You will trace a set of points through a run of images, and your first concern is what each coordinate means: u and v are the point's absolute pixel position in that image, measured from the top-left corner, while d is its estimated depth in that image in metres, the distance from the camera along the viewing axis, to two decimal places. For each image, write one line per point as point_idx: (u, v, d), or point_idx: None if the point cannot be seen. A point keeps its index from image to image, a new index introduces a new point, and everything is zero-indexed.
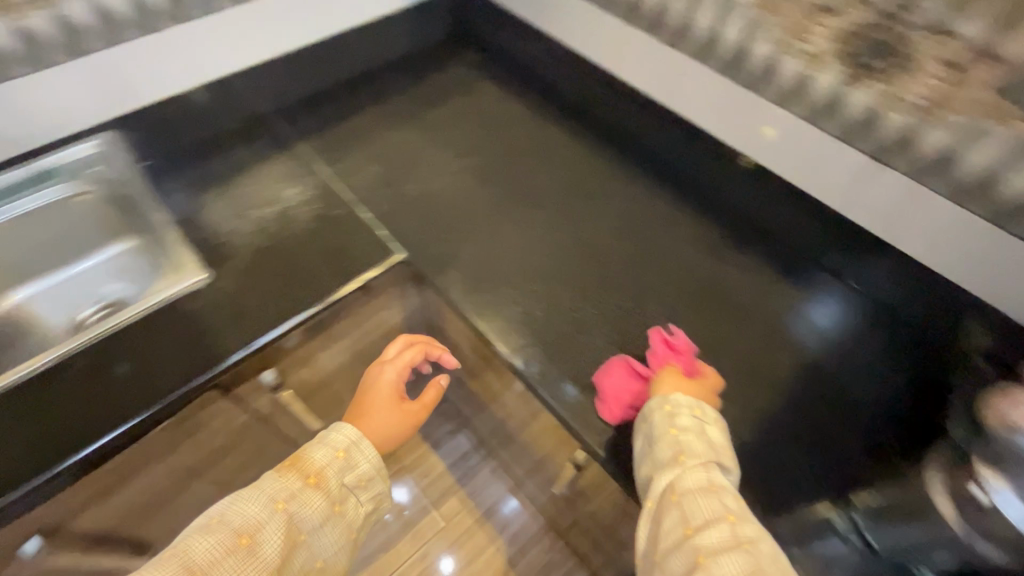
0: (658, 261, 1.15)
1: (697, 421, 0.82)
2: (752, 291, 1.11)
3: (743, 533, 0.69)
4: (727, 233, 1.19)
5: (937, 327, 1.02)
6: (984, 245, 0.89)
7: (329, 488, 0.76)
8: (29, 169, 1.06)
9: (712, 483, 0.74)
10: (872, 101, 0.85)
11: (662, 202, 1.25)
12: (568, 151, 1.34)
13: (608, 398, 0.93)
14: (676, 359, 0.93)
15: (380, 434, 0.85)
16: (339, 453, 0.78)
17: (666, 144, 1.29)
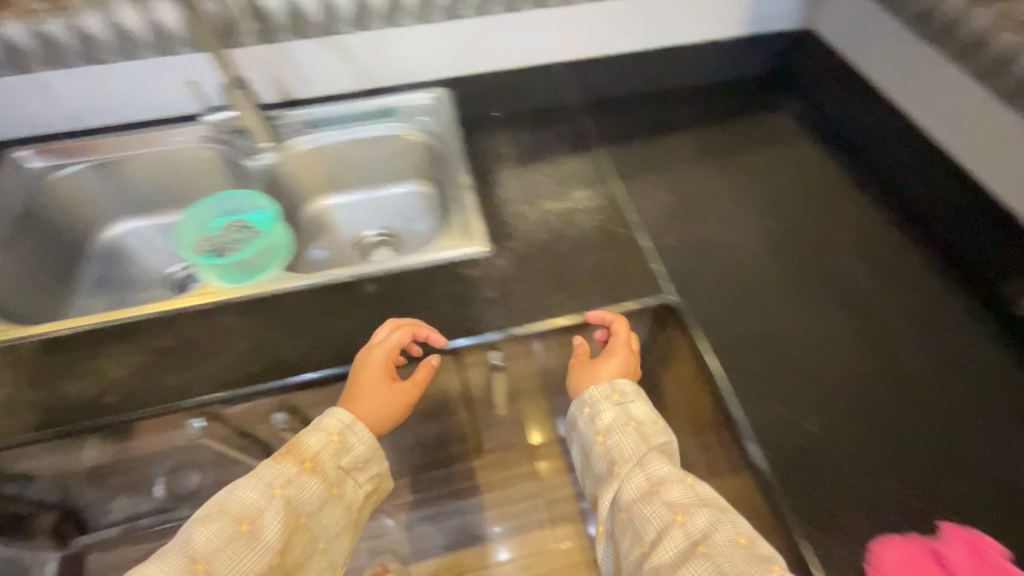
0: (909, 364, 0.91)
1: (624, 412, 0.82)
2: (937, 386, 0.90)
3: (696, 529, 0.69)
4: (942, 323, 0.97)
5: None
6: None
7: (328, 472, 0.75)
8: (361, 112, 1.26)
9: (658, 481, 0.75)
10: None
11: (925, 279, 1.02)
12: (845, 205, 1.14)
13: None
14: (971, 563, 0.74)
15: (379, 411, 0.83)
16: (332, 436, 0.77)
17: (943, 208, 1.11)
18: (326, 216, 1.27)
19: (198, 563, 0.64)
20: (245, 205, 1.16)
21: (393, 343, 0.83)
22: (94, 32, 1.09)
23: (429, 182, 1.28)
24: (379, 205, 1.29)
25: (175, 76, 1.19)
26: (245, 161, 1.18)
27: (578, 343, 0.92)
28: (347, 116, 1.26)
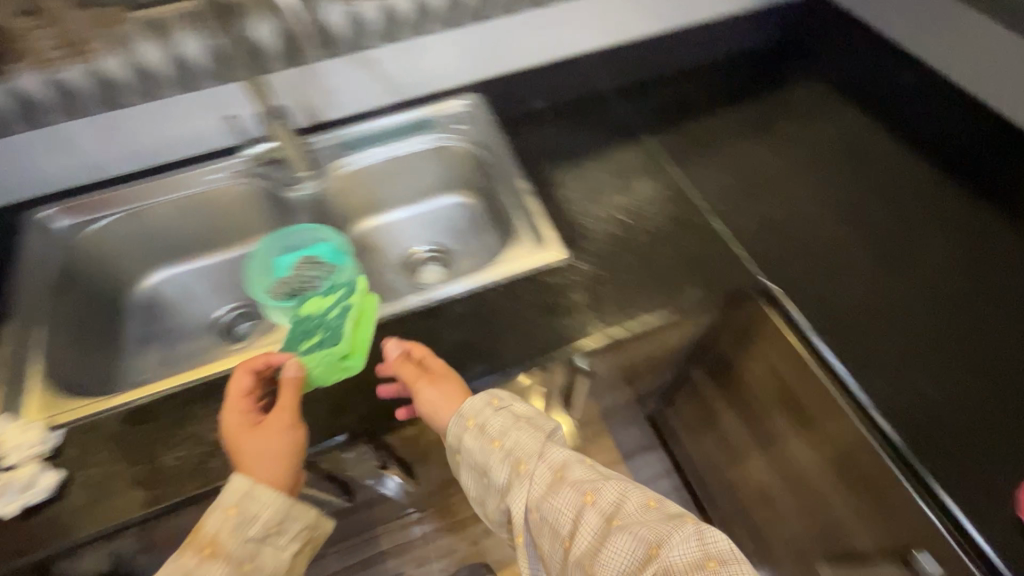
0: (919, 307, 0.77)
1: (486, 415, 0.61)
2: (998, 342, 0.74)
3: (608, 504, 0.54)
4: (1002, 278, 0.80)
5: None
6: None
7: (234, 548, 0.55)
8: (399, 124, 0.98)
9: (560, 467, 0.57)
10: None
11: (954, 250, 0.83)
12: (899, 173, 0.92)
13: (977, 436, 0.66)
14: None
15: (260, 462, 0.58)
16: (232, 509, 0.56)
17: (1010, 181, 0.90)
18: (377, 240, 1.00)
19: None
20: (305, 237, 0.86)
21: (239, 383, 0.62)
22: (117, 75, 0.80)
23: (479, 194, 1.00)
24: (436, 220, 1.02)
25: (203, 110, 0.92)
26: (288, 193, 0.91)
27: (292, 374, 0.63)
28: (384, 133, 0.97)
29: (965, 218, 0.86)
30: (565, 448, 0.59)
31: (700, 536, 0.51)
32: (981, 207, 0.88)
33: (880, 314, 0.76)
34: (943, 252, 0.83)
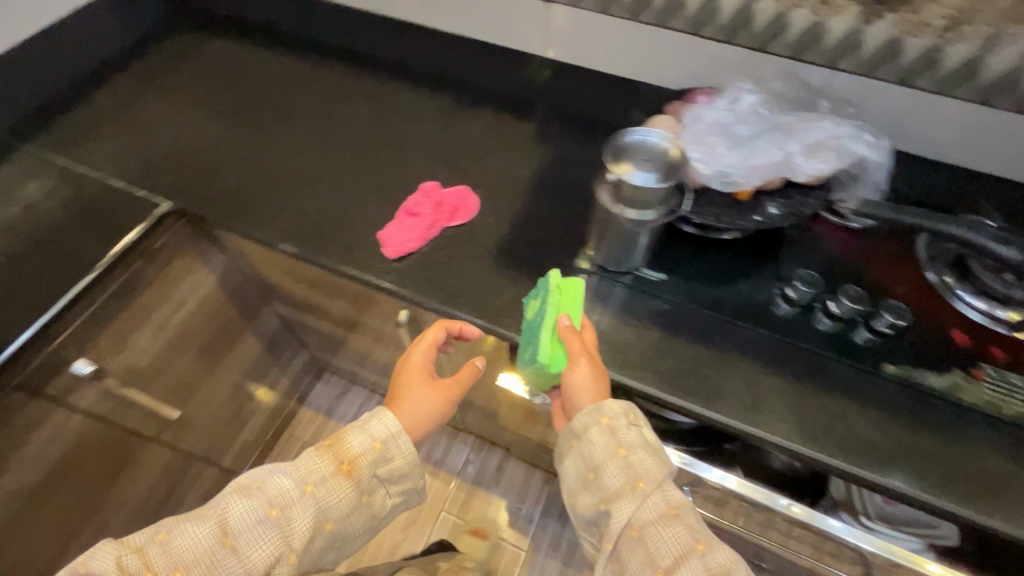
0: (391, 174, 0.74)
1: (633, 435, 0.55)
2: (486, 229, 0.68)
3: (717, 562, 0.49)
4: (503, 120, 0.82)
5: (770, 308, 0.63)
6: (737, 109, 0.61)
7: (363, 477, 0.59)
8: None
9: (702, 538, 0.50)
10: (689, 119, 0.59)
11: (427, 100, 0.85)
12: (348, 87, 0.87)
13: (424, 221, 0.68)
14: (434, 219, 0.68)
15: (416, 418, 0.63)
16: (377, 445, 0.59)
17: (462, 64, 0.90)
18: None
19: (221, 539, 0.53)
20: None
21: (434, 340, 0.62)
22: None
23: None
24: None
25: None
26: None
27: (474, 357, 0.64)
28: None
29: (333, 106, 0.84)
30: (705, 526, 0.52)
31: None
32: (480, 119, 0.83)
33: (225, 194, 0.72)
34: (366, 153, 0.77)
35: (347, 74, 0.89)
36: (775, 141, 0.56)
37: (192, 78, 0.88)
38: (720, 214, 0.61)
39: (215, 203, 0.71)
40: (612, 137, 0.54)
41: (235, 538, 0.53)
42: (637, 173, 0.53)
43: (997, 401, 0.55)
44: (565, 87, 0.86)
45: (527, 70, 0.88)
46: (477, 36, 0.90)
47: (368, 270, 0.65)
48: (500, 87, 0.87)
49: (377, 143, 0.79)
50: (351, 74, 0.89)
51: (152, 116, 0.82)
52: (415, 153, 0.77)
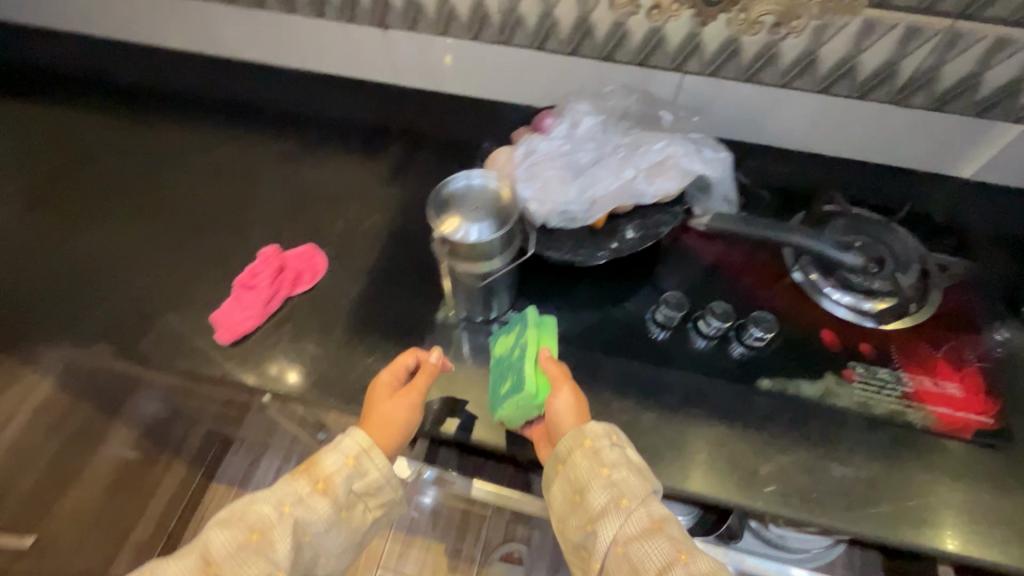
0: (234, 240, 0.67)
1: (624, 450, 0.49)
2: (342, 291, 0.62)
3: (701, 570, 0.42)
4: (361, 159, 0.76)
5: (647, 336, 0.60)
6: (574, 128, 0.57)
7: (342, 493, 0.49)
8: None
9: (684, 545, 0.43)
10: (521, 148, 0.54)
11: (275, 148, 0.77)
12: (182, 142, 0.77)
13: (260, 292, 0.60)
14: (273, 289, 0.61)
15: (388, 431, 0.52)
16: (349, 462, 0.50)
17: (312, 102, 0.83)
18: None
19: (204, 567, 0.45)
20: None
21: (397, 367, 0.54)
22: None
23: None
24: None
25: None
26: None
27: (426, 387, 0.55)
28: None
29: (166, 167, 0.75)
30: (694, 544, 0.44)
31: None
32: (335, 160, 0.76)
33: (34, 292, 0.63)
34: (204, 218, 0.69)
35: (176, 126, 0.79)
36: (614, 165, 0.52)
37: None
38: (575, 246, 0.57)
39: (14, 305, 0.61)
40: (434, 192, 0.49)
41: (218, 569, 0.45)
42: (470, 228, 0.48)
43: (866, 400, 0.55)
44: (426, 114, 0.81)
45: (383, 101, 0.82)
46: (324, 71, 0.83)
47: (209, 359, 0.58)
48: (356, 122, 0.80)
49: (212, 205, 0.70)
50: (179, 126, 0.79)
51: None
52: (254, 213, 0.69)
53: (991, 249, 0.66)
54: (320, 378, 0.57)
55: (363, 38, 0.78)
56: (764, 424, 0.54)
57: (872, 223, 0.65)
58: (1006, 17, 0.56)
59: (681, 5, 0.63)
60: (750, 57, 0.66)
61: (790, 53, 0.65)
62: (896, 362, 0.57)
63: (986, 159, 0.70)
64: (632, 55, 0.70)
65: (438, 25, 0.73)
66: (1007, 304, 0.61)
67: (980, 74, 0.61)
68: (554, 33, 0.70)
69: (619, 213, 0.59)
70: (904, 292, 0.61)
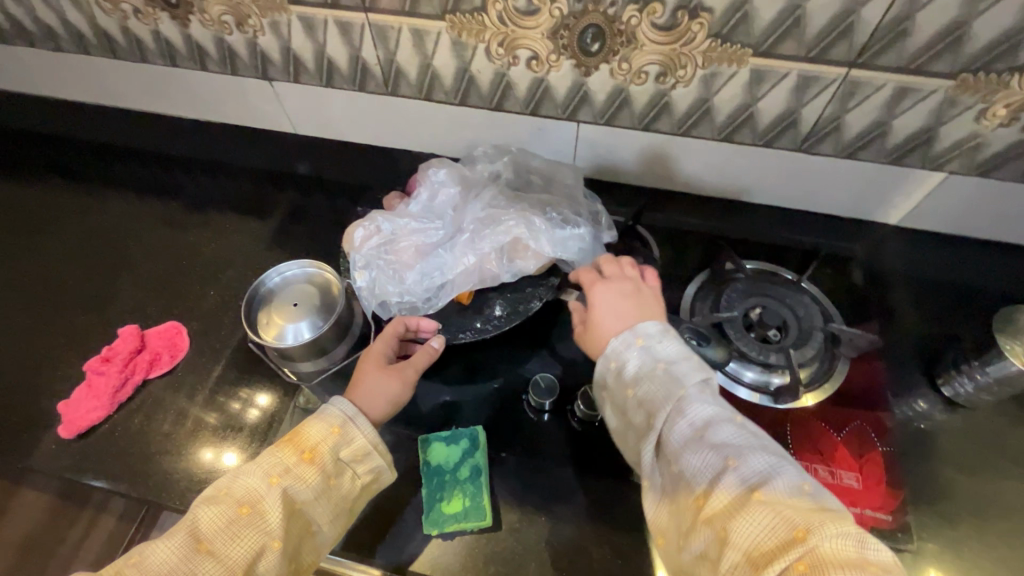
0: (101, 314, 0.64)
1: (653, 351, 0.42)
2: (205, 370, 0.59)
3: (754, 471, 0.36)
4: (250, 218, 0.72)
5: (526, 418, 0.55)
6: (426, 198, 0.52)
7: (328, 461, 0.41)
8: None
9: (730, 447, 0.37)
10: (361, 225, 0.49)
11: (163, 206, 0.74)
12: (68, 204, 0.75)
13: (109, 377, 0.57)
14: (123, 372, 0.57)
15: (369, 400, 0.43)
16: (334, 430, 0.41)
17: (208, 154, 0.79)
18: None
19: (195, 546, 0.37)
20: None
21: (389, 336, 0.45)
22: None
23: None
24: None
25: None
26: None
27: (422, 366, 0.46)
28: None
29: (45, 232, 0.72)
30: (738, 431, 0.38)
31: (856, 535, 0.32)
32: (224, 220, 0.72)
33: None
34: (75, 290, 0.67)
35: (63, 189, 0.76)
36: (463, 247, 0.48)
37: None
38: (436, 326, 0.52)
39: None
40: (249, 293, 0.45)
41: (209, 549, 0.37)
42: (298, 326, 0.44)
43: None
44: (326, 165, 0.77)
45: (281, 153, 0.78)
46: (220, 120, 0.79)
47: (56, 452, 0.55)
48: (251, 177, 0.77)
49: (87, 277, 0.68)
50: (68, 189, 0.76)
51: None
52: (129, 284, 0.66)
53: (910, 308, 0.62)
54: (165, 474, 0.53)
55: (251, 90, 0.73)
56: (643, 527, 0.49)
57: (771, 282, 0.60)
58: (903, 65, 0.50)
59: (561, 55, 0.58)
60: (642, 106, 0.61)
61: (682, 103, 0.59)
62: (791, 450, 0.52)
63: (911, 207, 0.64)
64: (522, 105, 0.65)
65: (321, 76, 0.69)
66: (917, 372, 0.57)
67: (888, 121, 0.55)
68: (438, 84, 0.65)
69: (489, 287, 0.54)
70: (806, 363, 0.55)
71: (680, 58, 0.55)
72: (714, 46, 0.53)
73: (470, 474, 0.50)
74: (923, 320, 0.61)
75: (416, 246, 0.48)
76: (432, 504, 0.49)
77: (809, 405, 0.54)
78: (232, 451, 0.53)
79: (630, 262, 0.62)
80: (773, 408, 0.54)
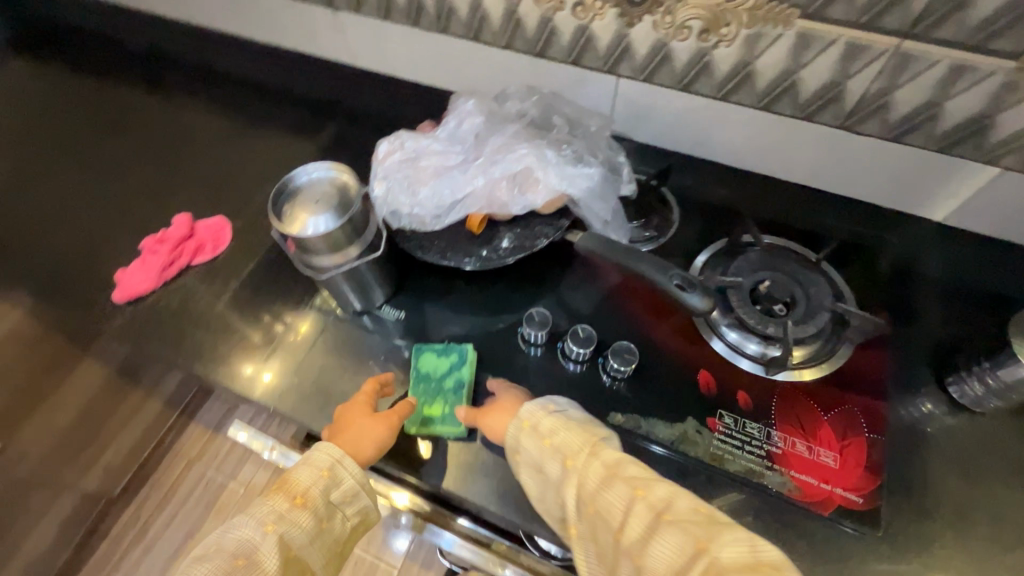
0: (164, 205, 0.72)
1: (563, 410, 0.49)
2: (243, 264, 0.65)
3: (659, 498, 0.42)
4: (301, 138, 0.78)
5: (518, 349, 0.58)
6: (451, 124, 0.55)
7: (319, 504, 0.47)
8: None
9: (636, 477, 0.44)
10: (387, 141, 0.53)
11: (227, 119, 0.81)
12: (149, 108, 0.83)
13: (160, 257, 0.64)
14: (172, 253, 0.64)
15: (358, 444, 0.50)
16: (322, 474, 0.48)
17: (273, 76, 0.85)
18: None
19: None
20: None
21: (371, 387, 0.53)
22: None
23: None
24: None
25: None
26: None
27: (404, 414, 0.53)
28: None
29: (127, 130, 0.81)
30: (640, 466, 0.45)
31: (748, 539, 0.39)
32: (278, 137, 0.78)
33: None
34: (145, 181, 0.75)
35: (144, 95, 0.85)
36: (475, 172, 0.50)
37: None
38: (445, 248, 0.55)
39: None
40: (278, 188, 0.49)
41: None
42: (317, 220, 0.48)
43: (720, 455, 0.50)
44: (376, 97, 0.81)
45: (335, 81, 0.82)
46: (287, 45, 0.85)
47: (111, 314, 0.63)
48: (307, 100, 0.82)
49: (154, 172, 0.76)
50: (148, 96, 0.85)
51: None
52: (190, 181, 0.74)
53: (935, 307, 0.59)
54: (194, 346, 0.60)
55: (316, 18, 0.78)
56: None
57: (786, 258, 0.59)
58: (962, 40, 0.48)
59: (606, 3, 0.58)
60: (683, 64, 0.61)
61: (723, 64, 0.58)
62: (771, 420, 0.52)
63: (957, 203, 0.61)
64: (564, 53, 0.66)
65: (379, 8, 0.72)
66: (927, 370, 0.55)
67: (939, 103, 0.53)
68: (486, 25, 0.67)
69: (500, 221, 0.57)
70: (806, 341, 0.54)
71: (725, 15, 0.54)
72: (760, 4, 0.52)
73: (454, 385, 0.54)
74: (947, 320, 0.58)
75: (433, 166, 0.51)
76: (416, 407, 0.53)
77: (805, 380, 0.54)
78: (270, 372, 0.57)
79: (646, 220, 0.63)
80: (763, 377, 0.54)
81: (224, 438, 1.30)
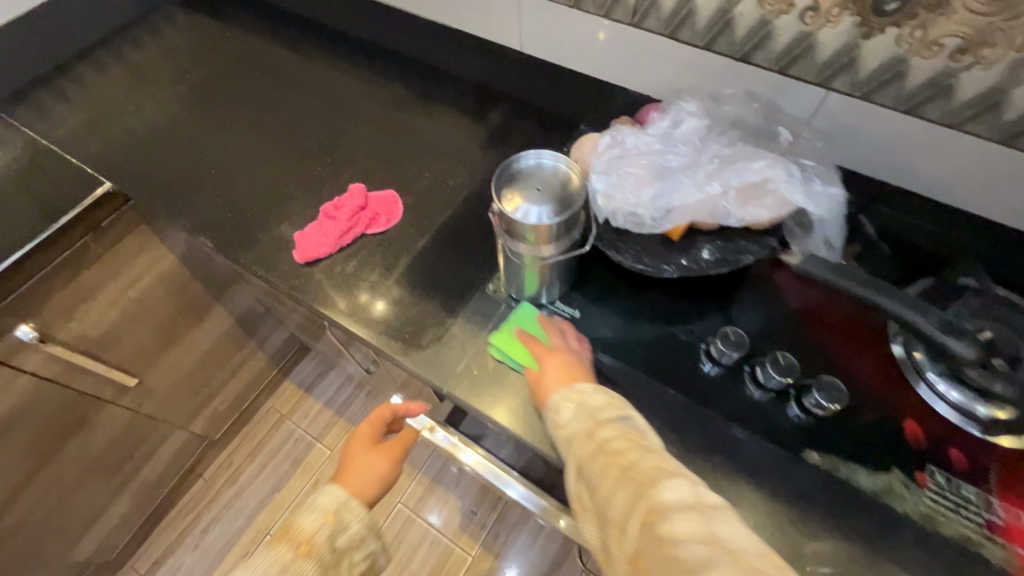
0: (334, 169, 0.73)
1: (586, 401, 0.48)
2: (414, 239, 0.65)
3: (628, 457, 0.42)
4: (465, 118, 0.77)
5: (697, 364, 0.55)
6: (670, 124, 0.53)
7: (325, 551, 0.54)
8: None
9: (617, 450, 0.43)
10: (607, 135, 0.52)
11: (394, 91, 0.81)
12: (318, 72, 0.85)
13: (337, 224, 0.65)
14: (349, 221, 0.66)
15: (363, 483, 0.60)
16: (327, 517, 0.55)
17: (437, 52, 0.85)
18: None
19: None
20: None
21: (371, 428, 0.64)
22: None
23: None
24: None
25: None
26: None
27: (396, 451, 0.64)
28: None
29: (297, 91, 0.83)
30: (625, 427, 0.45)
31: (694, 485, 0.39)
32: (444, 114, 0.78)
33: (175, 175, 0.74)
34: (316, 144, 0.76)
35: (313, 61, 0.86)
36: (701, 179, 0.48)
37: (167, 56, 0.88)
38: (640, 252, 0.53)
39: (153, 190, 0.72)
40: (502, 167, 0.48)
41: None
42: (530, 209, 0.46)
43: (932, 517, 0.46)
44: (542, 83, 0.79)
45: (501, 64, 0.81)
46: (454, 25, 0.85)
47: (285, 271, 0.64)
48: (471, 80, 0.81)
49: (324, 137, 0.77)
50: (317, 62, 0.86)
51: (117, 95, 0.83)
52: (359, 149, 0.75)
53: None
54: (368, 315, 0.60)
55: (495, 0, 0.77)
56: (800, 503, 0.48)
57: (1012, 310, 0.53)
58: None
59: (845, 10, 0.54)
60: (916, 84, 0.55)
61: (968, 88, 0.53)
62: (990, 486, 0.47)
63: None
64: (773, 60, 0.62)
65: None
66: None
67: None
68: (690, 22, 0.64)
69: (701, 229, 0.53)
70: None
71: (994, 35, 0.49)
72: None
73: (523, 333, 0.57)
74: None
75: (653, 166, 0.50)
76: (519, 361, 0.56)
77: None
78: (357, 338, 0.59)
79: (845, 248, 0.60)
80: (976, 436, 0.49)
81: (314, 400, 1.33)
